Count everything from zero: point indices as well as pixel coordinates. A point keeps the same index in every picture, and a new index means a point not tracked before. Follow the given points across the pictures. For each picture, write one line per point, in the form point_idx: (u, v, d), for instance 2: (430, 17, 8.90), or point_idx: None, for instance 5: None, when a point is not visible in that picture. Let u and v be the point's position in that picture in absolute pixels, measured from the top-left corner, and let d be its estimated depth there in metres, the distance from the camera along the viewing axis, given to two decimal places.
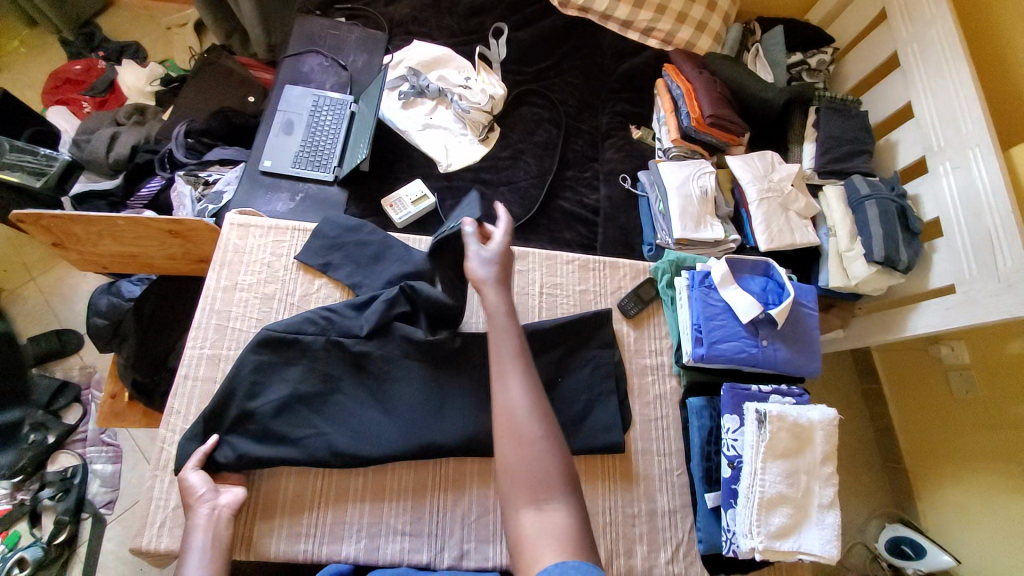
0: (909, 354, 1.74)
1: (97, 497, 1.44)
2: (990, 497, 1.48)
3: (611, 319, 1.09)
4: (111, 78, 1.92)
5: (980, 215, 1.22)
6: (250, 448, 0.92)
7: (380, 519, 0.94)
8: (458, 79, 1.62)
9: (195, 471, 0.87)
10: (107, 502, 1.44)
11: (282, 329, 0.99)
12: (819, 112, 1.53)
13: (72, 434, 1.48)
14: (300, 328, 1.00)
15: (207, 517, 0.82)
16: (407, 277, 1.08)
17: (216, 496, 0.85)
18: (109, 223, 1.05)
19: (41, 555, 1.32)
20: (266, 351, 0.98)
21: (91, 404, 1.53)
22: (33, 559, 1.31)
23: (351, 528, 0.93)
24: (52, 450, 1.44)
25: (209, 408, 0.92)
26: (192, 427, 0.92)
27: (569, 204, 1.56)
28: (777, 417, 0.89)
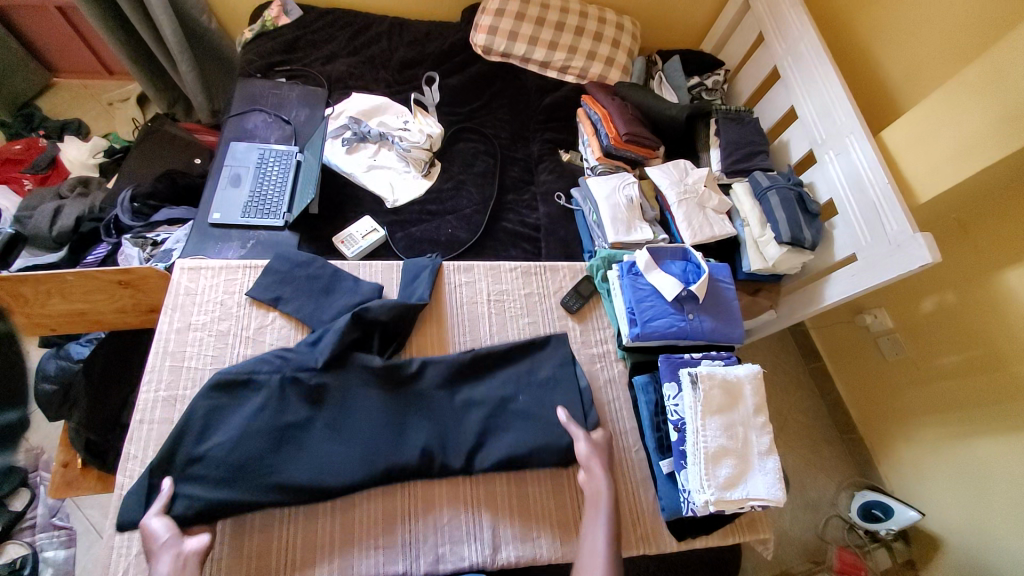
0: (841, 330, 1.90)
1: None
2: (933, 450, 1.62)
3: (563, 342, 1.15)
4: (53, 155, 1.95)
5: (864, 189, 1.42)
6: (208, 494, 0.91)
7: (352, 537, 0.96)
8: (397, 123, 1.74)
9: (158, 518, 0.86)
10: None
11: (235, 371, 1.01)
12: (719, 122, 1.74)
13: (20, 521, 1.38)
14: (255, 368, 1.03)
15: (171, 563, 0.82)
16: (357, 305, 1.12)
17: (179, 542, 0.85)
18: (59, 280, 1.07)
19: None
20: (219, 395, 1.00)
21: (40, 487, 1.44)
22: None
23: (322, 549, 0.94)
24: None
25: (161, 455, 0.92)
26: (139, 482, 0.90)
27: (511, 224, 1.68)
28: (707, 376, 0.99)
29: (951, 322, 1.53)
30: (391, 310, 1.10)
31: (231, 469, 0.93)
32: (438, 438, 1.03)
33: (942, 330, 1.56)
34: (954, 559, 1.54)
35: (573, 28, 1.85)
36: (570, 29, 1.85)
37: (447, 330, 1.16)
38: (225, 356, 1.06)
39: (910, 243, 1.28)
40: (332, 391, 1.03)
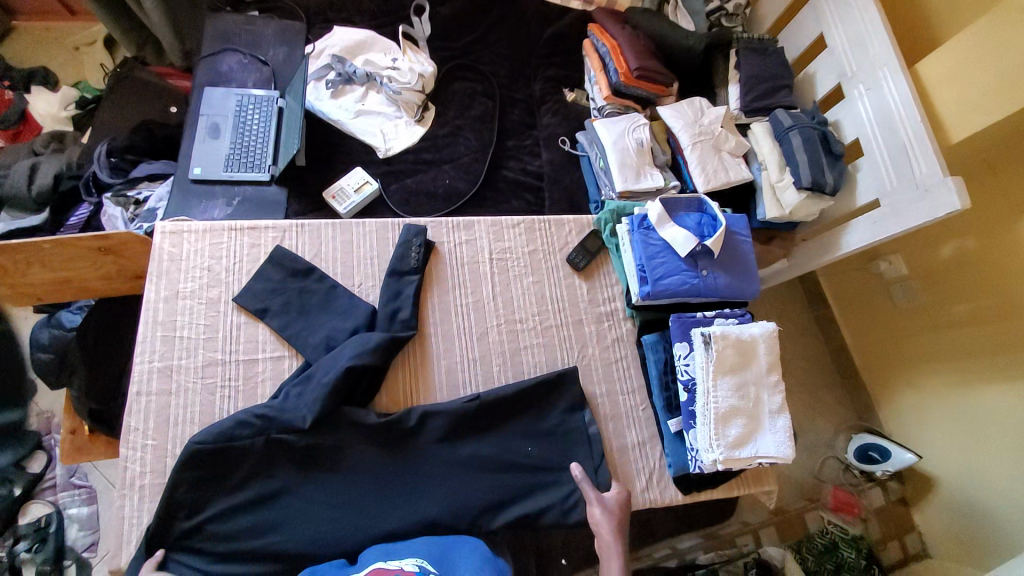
0: (853, 275, 1.82)
1: (77, 543, 1.43)
2: (939, 398, 1.60)
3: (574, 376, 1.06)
4: (21, 109, 1.80)
5: (894, 129, 1.31)
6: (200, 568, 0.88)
7: None
8: (385, 62, 1.60)
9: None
10: (89, 545, 1.43)
11: (213, 441, 0.91)
12: (739, 53, 1.58)
13: (40, 482, 1.46)
14: (235, 433, 0.92)
15: None
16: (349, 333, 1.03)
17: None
18: (35, 249, 1.01)
19: None
20: (200, 467, 0.91)
21: (56, 449, 1.51)
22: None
23: None
24: (21, 503, 1.42)
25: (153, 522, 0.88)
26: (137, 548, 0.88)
27: (513, 172, 1.58)
28: (721, 337, 0.96)
29: (971, 269, 1.46)
30: (376, 351, 0.98)
31: (229, 437, 0.92)
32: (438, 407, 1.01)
33: (960, 276, 1.49)
34: (948, 498, 1.59)
35: None
36: None
37: (448, 291, 1.11)
38: (218, 325, 1.02)
39: (940, 189, 1.19)
40: (325, 361, 0.98)
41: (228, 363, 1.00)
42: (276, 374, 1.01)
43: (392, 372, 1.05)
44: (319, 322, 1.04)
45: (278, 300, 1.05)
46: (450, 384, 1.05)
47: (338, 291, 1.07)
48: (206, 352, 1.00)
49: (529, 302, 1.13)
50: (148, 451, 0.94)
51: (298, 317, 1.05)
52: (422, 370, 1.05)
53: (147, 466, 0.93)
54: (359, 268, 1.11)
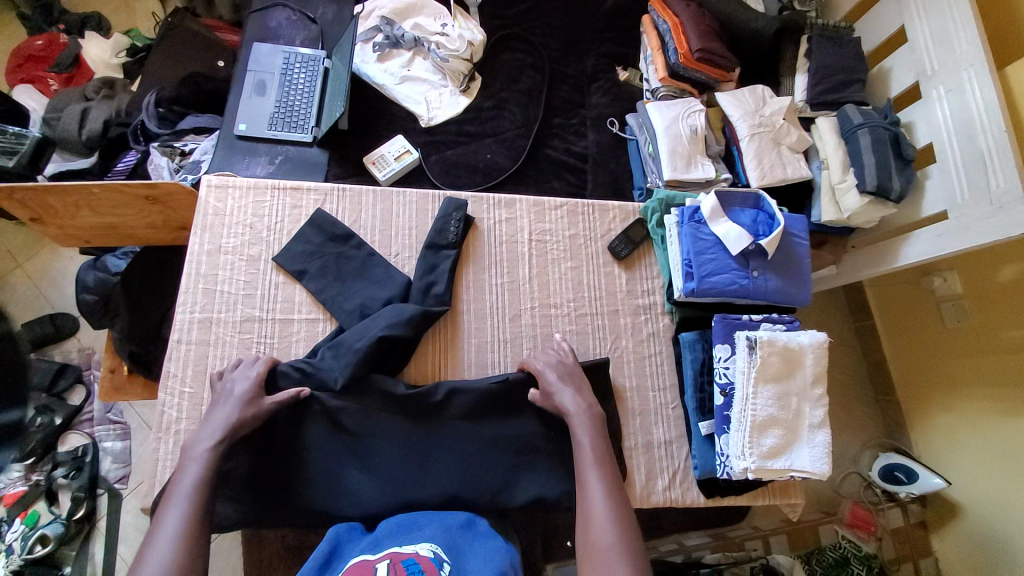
0: (901, 288, 1.70)
1: (110, 473, 1.53)
2: (979, 425, 1.49)
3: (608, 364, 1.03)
4: (75, 53, 1.82)
5: (974, 136, 1.20)
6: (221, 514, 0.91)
7: None
8: (435, 26, 1.54)
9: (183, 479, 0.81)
10: (121, 477, 1.53)
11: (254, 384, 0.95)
12: (811, 40, 1.46)
13: (79, 414, 1.55)
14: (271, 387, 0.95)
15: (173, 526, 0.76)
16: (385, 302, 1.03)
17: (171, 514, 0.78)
18: (85, 192, 1.03)
19: (63, 530, 1.41)
20: None
21: (94, 384, 1.60)
22: (56, 534, 1.40)
23: None
24: (61, 431, 1.51)
25: None
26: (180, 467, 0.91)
27: (556, 151, 1.52)
28: (767, 343, 0.91)
29: None
30: (409, 326, 0.97)
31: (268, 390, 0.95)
32: (466, 385, 1.00)
33: (1017, 302, 1.37)
34: (971, 526, 1.50)
35: None
36: None
37: (482, 270, 1.09)
38: (258, 283, 1.03)
39: (1017, 206, 1.09)
40: (357, 327, 0.98)
41: (264, 321, 1.01)
42: (310, 336, 1.02)
43: (423, 349, 1.04)
44: (355, 288, 1.04)
45: (315, 263, 1.05)
46: (478, 363, 1.04)
47: (374, 259, 1.07)
48: (245, 309, 1.01)
49: (566, 288, 1.09)
50: (184, 399, 0.96)
51: (335, 282, 1.05)
52: (451, 347, 1.04)
53: (183, 413, 0.96)
54: (397, 238, 1.10)
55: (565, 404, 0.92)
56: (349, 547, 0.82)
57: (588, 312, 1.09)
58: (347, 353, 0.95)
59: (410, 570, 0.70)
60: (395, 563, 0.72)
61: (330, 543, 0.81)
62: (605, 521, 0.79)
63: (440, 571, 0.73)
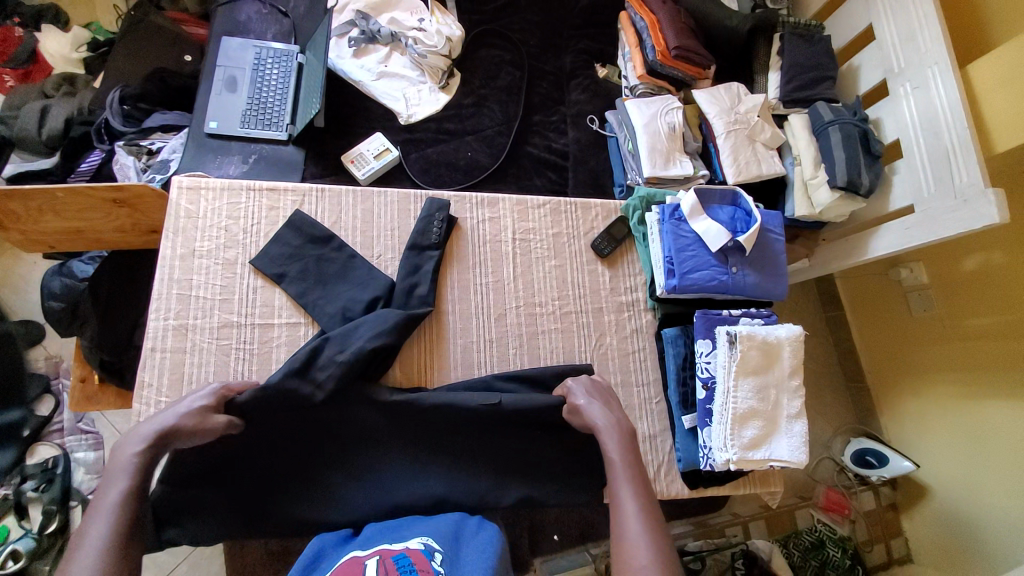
0: (870, 280, 1.77)
1: (84, 484, 1.47)
2: (945, 409, 1.56)
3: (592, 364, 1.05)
4: (32, 48, 1.74)
5: (938, 133, 1.25)
6: (204, 526, 0.89)
7: None
8: (411, 21, 1.51)
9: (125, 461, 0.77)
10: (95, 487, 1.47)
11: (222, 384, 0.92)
12: (784, 38, 1.50)
13: (48, 425, 1.50)
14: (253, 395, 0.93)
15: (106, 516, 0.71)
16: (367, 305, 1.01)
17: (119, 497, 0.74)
18: (47, 196, 0.98)
19: (35, 545, 1.36)
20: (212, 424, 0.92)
21: (63, 393, 1.54)
22: (27, 549, 1.35)
23: None
24: (30, 443, 1.46)
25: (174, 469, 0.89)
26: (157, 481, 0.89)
27: (537, 149, 1.52)
28: (747, 337, 0.94)
29: (992, 284, 1.40)
30: (393, 331, 0.96)
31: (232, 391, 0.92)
32: (451, 387, 1.00)
33: (980, 291, 1.44)
34: (938, 505, 1.57)
35: None
36: None
37: (466, 271, 1.08)
38: (235, 287, 1.00)
39: (980, 199, 1.14)
40: (338, 335, 0.96)
41: (243, 326, 0.99)
42: (291, 341, 1.00)
43: (408, 349, 1.03)
44: (337, 291, 1.02)
45: (295, 266, 1.02)
46: (464, 364, 1.04)
47: (356, 261, 1.05)
48: (222, 314, 0.98)
49: (550, 286, 1.10)
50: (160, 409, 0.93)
51: (316, 285, 1.02)
52: (436, 349, 1.04)
53: None
54: (378, 239, 1.08)
55: (594, 416, 0.89)
56: (335, 551, 0.82)
57: (574, 309, 1.09)
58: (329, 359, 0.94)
59: (400, 562, 0.70)
60: (385, 558, 0.72)
61: (316, 548, 0.81)
62: (640, 539, 0.74)
63: (431, 562, 0.73)
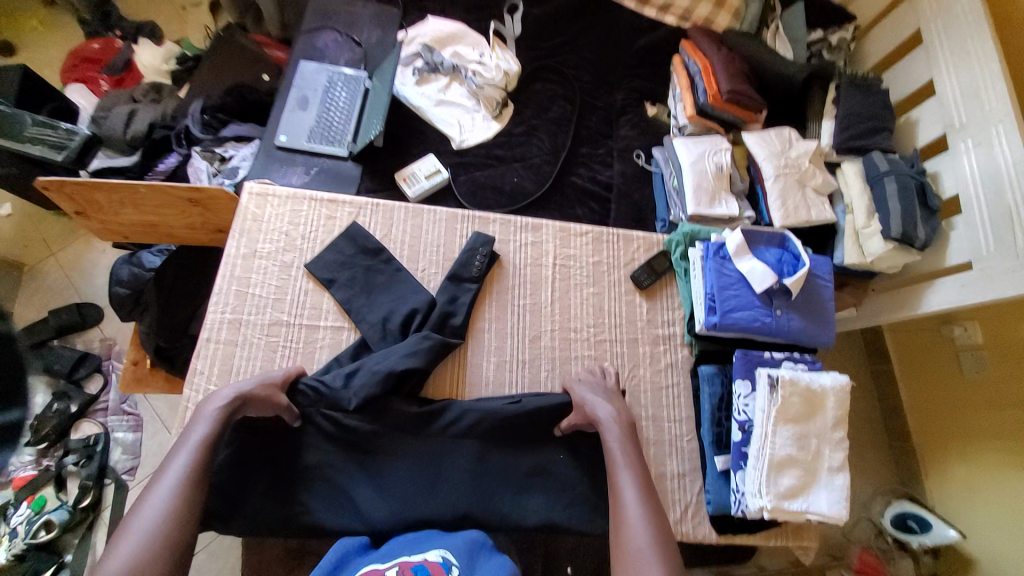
0: (921, 336, 1.67)
1: (119, 464, 1.57)
2: (998, 481, 1.43)
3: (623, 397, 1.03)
4: (127, 57, 1.95)
5: (1001, 190, 1.20)
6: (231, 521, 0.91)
7: None
8: (472, 55, 1.61)
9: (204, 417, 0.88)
10: (129, 468, 1.57)
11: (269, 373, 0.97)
12: (839, 88, 1.50)
13: (94, 403, 1.62)
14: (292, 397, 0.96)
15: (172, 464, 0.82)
16: (407, 318, 1.04)
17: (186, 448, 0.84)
18: (132, 191, 1.08)
19: (68, 517, 1.45)
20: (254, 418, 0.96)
21: (111, 374, 1.67)
22: (60, 520, 1.43)
23: None
24: (74, 419, 1.58)
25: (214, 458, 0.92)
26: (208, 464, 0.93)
27: (582, 179, 1.55)
28: (789, 382, 0.91)
29: None
30: (433, 345, 0.99)
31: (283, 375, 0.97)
32: (479, 405, 1.00)
33: None
34: None
35: None
36: None
37: (505, 291, 1.11)
38: (289, 288, 1.06)
39: None
40: (379, 353, 1.00)
41: (292, 324, 1.04)
42: (334, 344, 1.04)
43: (443, 363, 1.05)
44: (381, 301, 1.07)
45: (345, 273, 1.07)
46: (496, 382, 1.05)
47: (402, 274, 1.09)
48: (274, 312, 1.04)
49: (586, 313, 1.10)
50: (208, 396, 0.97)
51: (361, 293, 1.07)
52: (468, 365, 1.05)
53: None
54: (424, 254, 1.13)
55: (596, 411, 0.94)
56: (357, 559, 0.82)
57: (608, 338, 1.09)
58: (370, 365, 0.98)
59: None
60: (404, 569, 0.73)
61: (339, 553, 0.82)
62: (637, 527, 0.79)
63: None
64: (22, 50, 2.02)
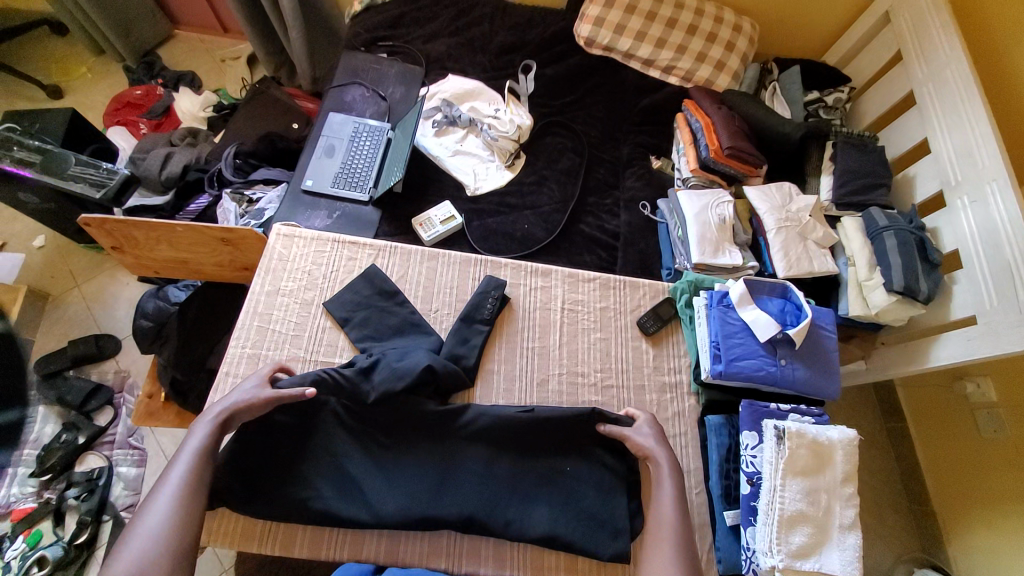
0: (933, 391, 1.66)
1: (119, 500, 1.57)
2: (1019, 545, 1.38)
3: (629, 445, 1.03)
4: (167, 104, 2.10)
5: (999, 248, 1.24)
6: None
7: (398, 543, 0.98)
8: (488, 110, 1.73)
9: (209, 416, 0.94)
10: (128, 505, 1.57)
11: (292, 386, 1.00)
12: (836, 147, 1.58)
13: (101, 435, 1.63)
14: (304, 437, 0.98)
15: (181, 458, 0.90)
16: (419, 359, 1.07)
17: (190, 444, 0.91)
18: (168, 230, 1.15)
19: (62, 554, 1.44)
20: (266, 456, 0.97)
21: (122, 407, 1.69)
22: (54, 558, 1.42)
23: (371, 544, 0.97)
24: (80, 451, 1.59)
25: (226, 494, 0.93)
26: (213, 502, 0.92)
27: (589, 228, 1.62)
28: (796, 434, 0.91)
29: None
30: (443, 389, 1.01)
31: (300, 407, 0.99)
32: (489, 450, 1.01)
33: None
34: None
35: (685, 26, 1.76)
36: (682, 28, 1.76)
37: (516, 334, 1.14)
38: (307, 326, 1.10)
39: None
40: (394, 351, 1.06)
41: (308, 361, 1.07)
42: None
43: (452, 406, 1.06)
44: (394, 342, 1.10)
45: (360, 314, 1.11)
46: None
47: (415, 315, 1.13)
48: (292, 349, 1.08)
49: (593, 358, 1.13)
50: None
51: (376, 334, 1.10)
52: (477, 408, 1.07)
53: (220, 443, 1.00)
54: (438, 296, 1.17)
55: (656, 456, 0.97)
56: None
57: (615, 385, 1.11)
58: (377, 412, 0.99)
59: None
60: None
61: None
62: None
63: None
64: (70, 96, 2.19)
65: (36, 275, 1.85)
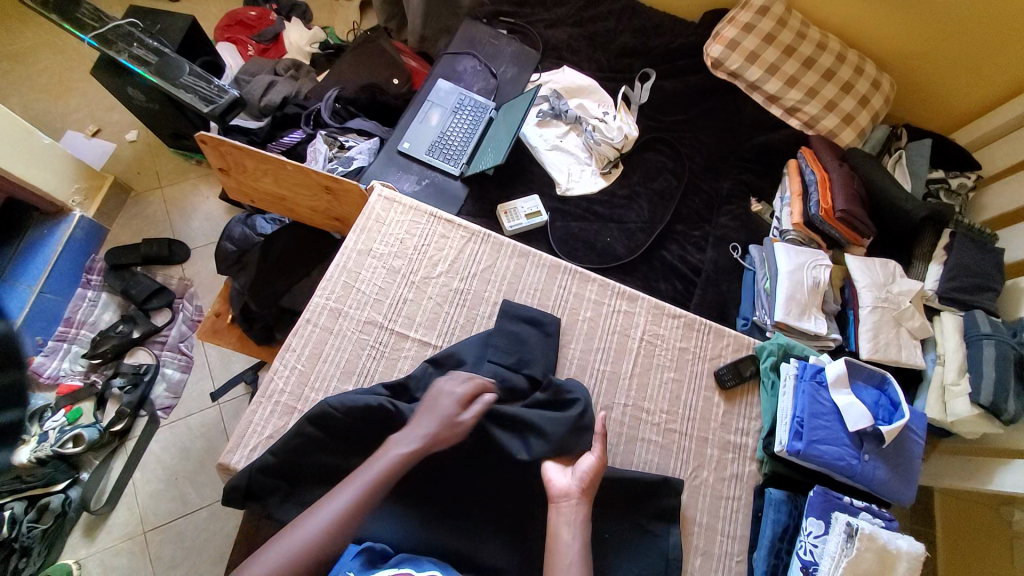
0: (968, 518, 1.44)
1: (157, 399, 1.63)
2: None
3: (679, 494, 1.00)
4: (277, 31, 2.09)
5: None
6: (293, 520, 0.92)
7: None
8: (596, 112, 1.68)
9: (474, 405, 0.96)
10: (165, 406, 1.62)
11: (342, 411, 0.96)
12: (954, 237, 1.46)
13: (155, 334, 1.69)
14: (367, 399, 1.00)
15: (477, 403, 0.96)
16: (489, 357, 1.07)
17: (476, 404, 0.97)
18: (279, 166, 1.20)
19: (96, 436, 1.50)
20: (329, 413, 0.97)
21: (178, 312, 1.73)
22: (89, 438, 1.49)
23: None
24: (133, 344, 1.65)
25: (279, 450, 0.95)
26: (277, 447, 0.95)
27: (672, 256, 1.56)
28: (868, 537, 0.88)
29: None
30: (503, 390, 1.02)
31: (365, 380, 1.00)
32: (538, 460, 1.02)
33: None
34: None
35: (823, 70, 1.65)
36: (818, 71, 1.65)
37: (590, 350, 1.14)
38: (390, 293, 1.13)
39: None
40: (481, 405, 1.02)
41: (384, 328, 1.10)
42: (417, 356, 1.09)
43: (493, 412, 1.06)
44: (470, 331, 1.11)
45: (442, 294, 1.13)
46: None
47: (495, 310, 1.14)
48: (372, 311, 1.11)
49: (662, 398, 1.10)
50: (294, 373, 1.05)
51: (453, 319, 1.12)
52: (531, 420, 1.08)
53: (288, 385, 1.04)
54: (520, 295, 1.18)
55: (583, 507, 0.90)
56: None
57: (674, 427, 1.08)
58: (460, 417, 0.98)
59: None
60: None
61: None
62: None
63: None
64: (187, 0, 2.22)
65: (124, 167, 1.92)
